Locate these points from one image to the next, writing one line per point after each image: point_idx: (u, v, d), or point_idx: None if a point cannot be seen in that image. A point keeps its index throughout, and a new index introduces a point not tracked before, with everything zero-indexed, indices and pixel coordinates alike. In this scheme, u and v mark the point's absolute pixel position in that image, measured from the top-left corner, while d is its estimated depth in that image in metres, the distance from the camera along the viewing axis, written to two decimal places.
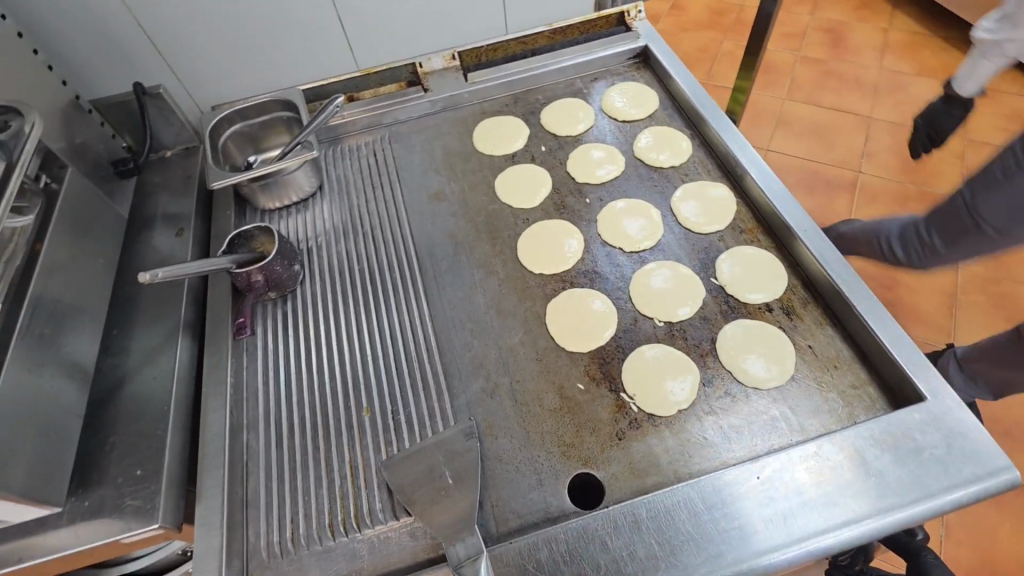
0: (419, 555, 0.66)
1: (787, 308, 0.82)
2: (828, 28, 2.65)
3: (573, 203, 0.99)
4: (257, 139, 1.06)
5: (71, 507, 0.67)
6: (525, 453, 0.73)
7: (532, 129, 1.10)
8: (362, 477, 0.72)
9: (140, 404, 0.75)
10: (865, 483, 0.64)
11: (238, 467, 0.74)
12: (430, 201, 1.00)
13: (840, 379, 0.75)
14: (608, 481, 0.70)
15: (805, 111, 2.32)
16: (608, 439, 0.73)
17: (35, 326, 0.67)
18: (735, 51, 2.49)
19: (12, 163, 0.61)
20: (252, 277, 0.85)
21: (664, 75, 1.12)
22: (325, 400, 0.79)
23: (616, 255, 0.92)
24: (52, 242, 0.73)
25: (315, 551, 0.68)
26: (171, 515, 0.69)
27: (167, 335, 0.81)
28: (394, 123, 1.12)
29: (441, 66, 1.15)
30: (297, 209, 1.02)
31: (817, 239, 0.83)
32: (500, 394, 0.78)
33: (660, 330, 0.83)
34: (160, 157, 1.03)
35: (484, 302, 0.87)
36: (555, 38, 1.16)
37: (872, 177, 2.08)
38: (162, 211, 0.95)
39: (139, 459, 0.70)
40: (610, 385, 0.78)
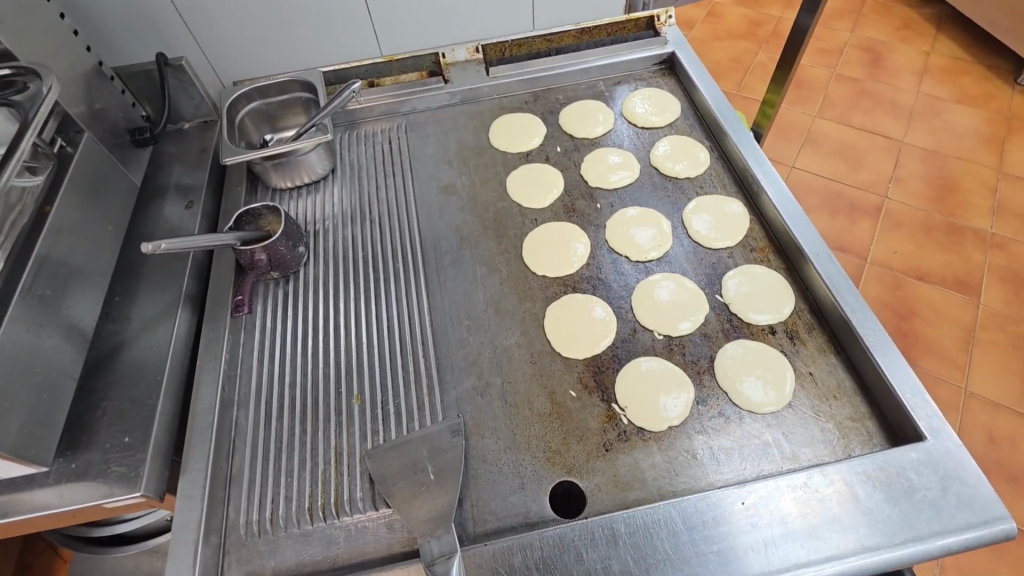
0: (394, 548, 0.67)
1: (791, 332, 0.80)
2: (866, 47, 2.59)
3: (583, 207, 0.98)
4: (274, 118, 1.06)
5: (58, 468, 0.68)
6: (509, 456, 0.72)
7: (549, 129, 1.09)
8: (345, 464, 0.72)
9: (135, 372, 0.75)
10: (852, 520, 0.62)
11: (225, 443, 0.74)
12: (439, 193, 1.00)
13: (838, 410, 0.73)
14: (590, 491, 0.69)
15: (835, 130, 2.27)
16: (595, 449, 0.72)
17: (37, 286, 0.68)
18: (768, 63, 2.44)
19: (26, 123, 0.62)
20: (256, 255, 0.85)
21: (689, 84, 1.10)
22: (317, 384, 0.79)
23: (621, 263, 0.90)
24: (62, 205, 0.73)
25: (292, 534, 0.68)
26: (155, 484, 0.69)
27: (167, 306, 0.82)
28: (412, 112, 1.12)
29: (464, 58, 1.14)
30: (308, 190, 1.02)
31: (828, 263, 0.81)
32: (491, 393, 0.77)
33: (659, 343, 0.81)
34: (178, 129, 1.04)
35: (483, 300, 0.86)
36: (581, 38, 1.15)
37: (898, 203, 2.03)
38: (176, 181, 0.96)
39: (129, 427, 0.71)
40: (602, 394, 0.77)
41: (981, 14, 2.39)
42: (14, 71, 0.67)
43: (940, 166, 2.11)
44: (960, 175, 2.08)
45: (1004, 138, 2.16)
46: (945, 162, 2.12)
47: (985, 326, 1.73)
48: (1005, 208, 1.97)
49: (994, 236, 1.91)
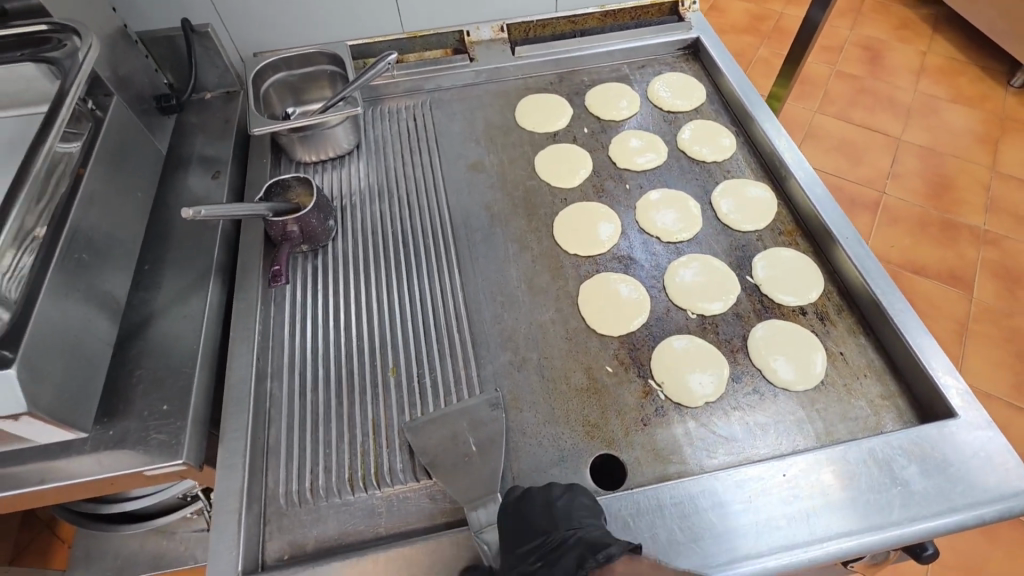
0: (436, 517, 0.67)
1: (821, 313, 0.82)
2: (865, 45, 2.62)
3: (612, 187, 0.98)
4: (299, 91, 1.04)
5: (95, 435, 0.66)
6: (548, 429, 0.73)
7: (575, 110, 1.09)
8: (384, 436, 0.72)
9: (169, 342, 0.74)
10: (890, 491, 0.64)
11: (261, 414, 0.74)
12: (467, 171, 0.99)
13: (868, 388, 0.75)
14: (630, 463, 0.70)
15: (835, 127, 2.30)
16: (633, 423, 0.73)
17: (74, 251, 0.66)
18: (771, 58, 2.46)
19: (65, 90, 0.59)
20: (288, 227, 0.84)
21: (713, 68, 1.11)
22: (351, 356, 0.79)
23: (652, 244, 0.91)
24: (94, 170, 0.71)
25: (333, 504, 0.68)
26: (195, 453, 0.68)
27: (198, 277, 0.81)
28: (436, 90, 1.11)
29: (489, 38, 1.14)
30: (334, 165, 1.01)
31: (857, 246, 0.83)
32: (528, 368, 0.78)
33: (692, 322, 0.82)
34: (200, 99, 1.01)
35: (517, 277, 0.86)
36: (605, 21, 1.17)
37: (895, 199, 2.07)
38: (199, 152, 0.94)
39: (166, 395, 0.69)
40: (638, 370, 0.78)
41: (978, 17, 2.43)
42: (50, 27, 0.65)
43: (937, 164, 2.15)
44: (956, 173, 2.12)
45: (998, 138, 2.22)
46: (942, 160, 2.16)
47: (977, 318, 1.78)
48: (999, 206, 2.02)
49: (988, 233, 1.96)
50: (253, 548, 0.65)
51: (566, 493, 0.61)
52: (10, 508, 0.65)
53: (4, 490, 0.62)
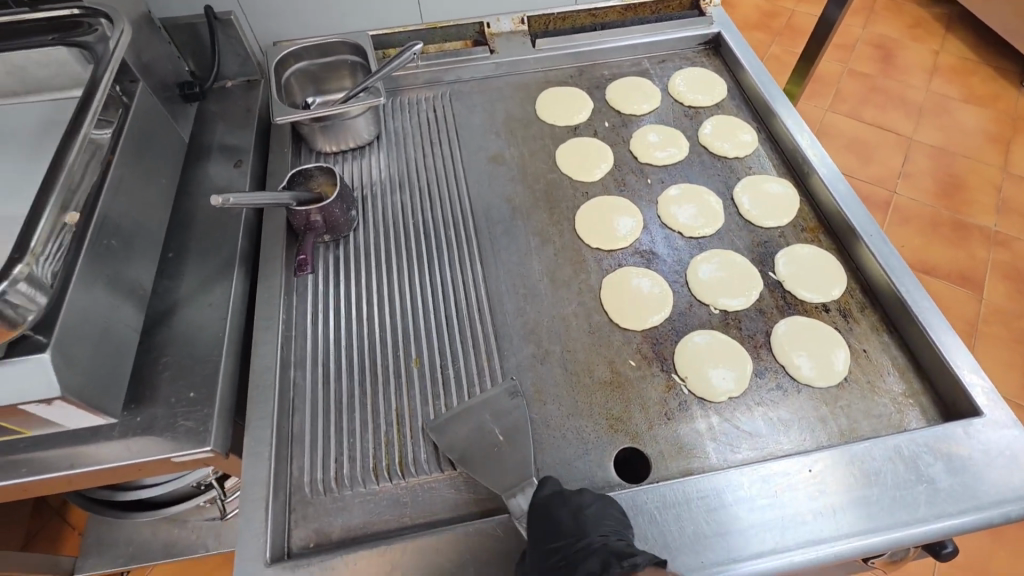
0: (462, 507, 0.67)
1: (844, 311, 0.82)
2: (878, 43, 2.60)
3: (633, 182, 0.97)
4: (320, 80, 1.04)
5: (124, 421, 0.66)
6: (572, 422, 0.73)
7: (596, 104, 1.08)
8: (408, 427, 0.73)
9: (195, 330, 0.74)
10: (916, 488, 0.64)
11: (286, 402, 0.74)
12: (488, 163, 0.99)
13: (892, 386, 0.75)
14: (654, 457, 0.70)
15: (847, 125, 2.29)
16: (657, 417, 0.73)
17: (103, 237, 0.66)
18: (783, 55, 2.45)
19: (97, 79, 0.59)
20: (311, 217, 0.84)
21: (734, 64, 1.11)
22: (374, 346, 0.79)
23: (674, 239, 0.91)
24: (122, 157, 0.71)
25: (358, 493, 0.68)
26: (222, 440, 0.68)
27: (223, 264, 0.81)
28: (455, 81, 1.10)
29: (509, 29, 1.13)
30: (354, 155, 1.01)
31: (881, 244, 0.83)
32: (551, 360, 0.78)
33: (715, 318, 0.82)
34: (221, 87, 1.01)
35: (539, 269, 0.86)
36: (625, 15, 1.16)
37: (906, 199, 2.07)
38: (220, 141, 0.94)
39: (193, 382, 0.69)
40: (661, 365, 0.77)
41: (992, 16, 2.42)
42: (81, 11, 0.64)
43: (948, 164, 2.15)
44: (967, 173, 2.12)
45: (1010, 138, 2.21)
46: (953, 160, 2.16)
47: (987, 319, 1.78)
48: (1010, 206, 2.02)
49: (999, 234, 1.96)
50: (280, 535, 0.65)
51: (598, 500, 0.61)
52: (36, 493, 0.66)
53: (33, 474, 0.63)
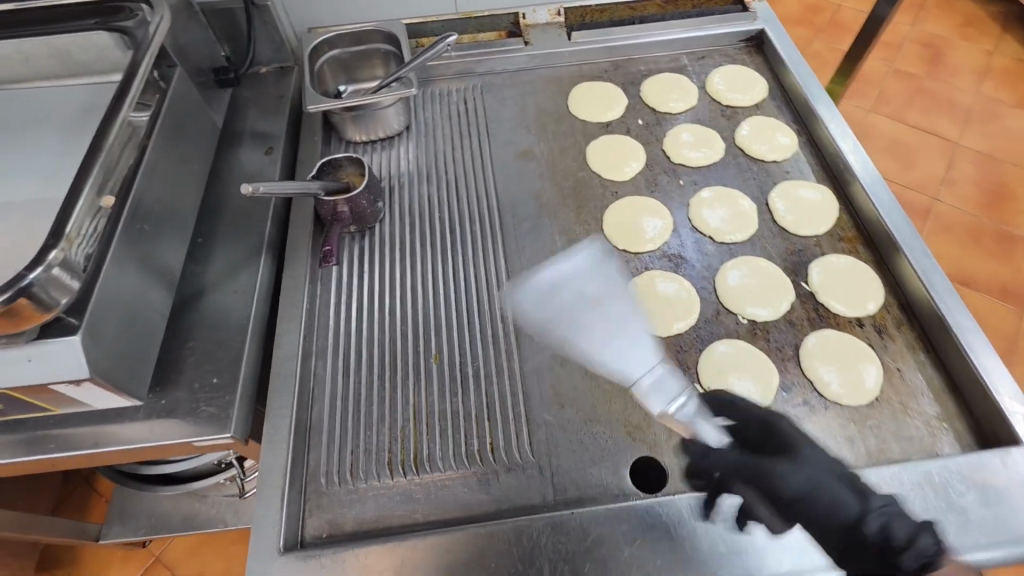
0: (475, 508, 0.67)
1: (880, 326, 0.79)
2: (928, 42, 2.48)
3: (665, 183, 0.95)
4: (352, 68, 1.03)
5: (149, 403, 0.68)
6: (590, 428, 0.72)
7: (630, 101, 1.05)
8: (424, 422, 0.73)
9: (220, 315, 0.75)
10: (946, 517, 0.62)
11: (306, 391, 0.75)
12: (516, 158, 0.97)
13: (927, 408, 0.72)
14: (672, 468, 0.68)
15: (889, 128, 2.19)
16: (676, 428, 0.71)
17: (137, 221, 0.67)
18: (826, 52, 2.36)
19: (135, 65, 0.61)
20: (338, 207, 0.84)
21: (777, 62, 1.07)
22: (395, 340, 0.80)
23: (703, 244, 0.88)
24: (158, 140, 0.72)
25: (373, 486, 0.69)
26: (242, 427, 0.69)
27: (250, 252, 0.82)
28: (488, 73, 1.09)
29: (545, 21, 1.11)
30: (383, 145, 1.01)
31: (923, 258, 0.79)
32: (571, 363, 0.77)
33: (742, 328, 0.80)
34: (255, 73, 1.02)
35: (563, 269, 0.85)
36: (665, 8, 1.12)
37: (949, 206, 1.98)
38: (252, 127, 0.95)
39: (215, 368, 0.71)
40: (684, 374, 0.76)
41: None
42: None
43: (996, 172, 2.05)
44: (1017, 182, 2.02)
45: None
46: (1002, 167, 2.06)
47: None
48: None
49: None
50: (294, 523, 0.66)
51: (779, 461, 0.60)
52: (61, 468, 0.68)
53: (61, 450, 0.65)
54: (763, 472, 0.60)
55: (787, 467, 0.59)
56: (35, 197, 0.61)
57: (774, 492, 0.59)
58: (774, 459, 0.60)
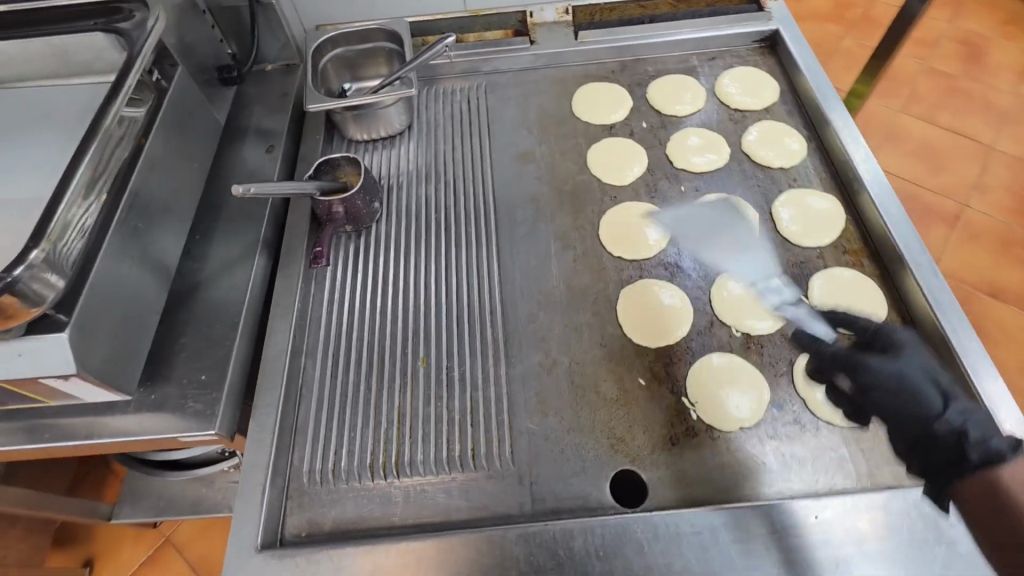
0: (452, 514, 0.68)
1: None
2: (965, 39, 2.37)
3: (665, 188, 0.93)
4: (356, 66, 1.03)
5: (139, 397, 0.70)
6: (572, 438, 0.71)
7: (635, 102, 1.03)
8: (407, 425, 0.73)
9: (212, 313, 0.77)
10: (931, 549, 0.61)
11: (294, 389, 0.76)
12: (516, 160, 0.96)
13: None
14: (652, 483, 0.68)
15: (920, 130, 2.10)
16: (660, 442, 0.70)
17: (130, 219, 0.68)
18: (857, 49, 2.27)
19: (134, 54, 0.63)
20: (333, 208, 0.85)
21: (790, 65, 1.03)
22: (384, 342, 0.80)
23: (702, 252, 0.86)
24: (155, 138, 0.73)
25: (353, 488, 0.70)
26: (228, 424, 0.71)
27: (245, 250, 0.83)
28: (492, 72, 1.08)
29: (553, 19, 1.09)
30: (384, 145, 1.01)
31: (930, 275, 0.76)
32: (557, 372, 0.76)
33: (736, 342, 0.78)
34: (260, 70, 1.03)
35: (556, 275, 0.84)
36: (677, 7, 1.10)
37: (980, 213, 1.90)
38: (256, 124, 0.97)
39: (204, 365, 0.72)
40: (672, 387, 0.74)
41: None
42: None
43: None
44: None
45: None
46: None
47: None
48: None
49: None
50: (274, 521, 0.67)
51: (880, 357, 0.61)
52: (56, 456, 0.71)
53: (55, 440, 0.67)
54: (858, 365, 0.62)
55: (884, 361, 0.60)
56: (31, 196, 0.63)
57: (865, 382, 0.60)
58: (871, 354, 0.62)
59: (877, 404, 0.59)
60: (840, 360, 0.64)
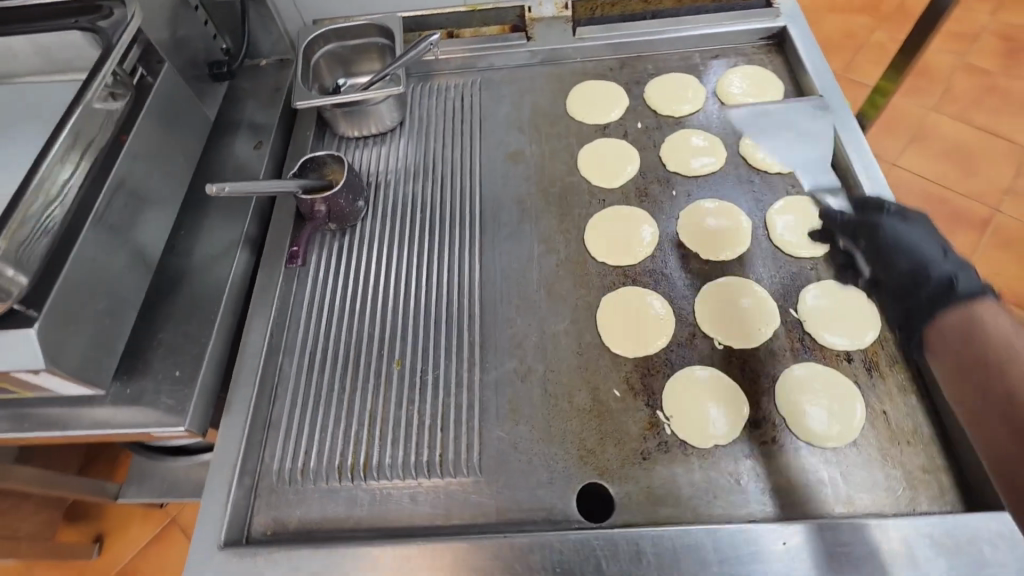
0: (416, 519, 0.67)
1: (870, 362, 0.73)
2: (1007, 34, 2.20)
3: (656, 192, 0.90)
4: (349, 62, 1.03)
5: (115, 391, 0.71)
6: (542, 448, 0.70)
7: (632, 101, 1.00)
8: (378, 428, 0.73)
9: (191, 309, 0.78)
10: None
11: (268, 387, 0.77)
12: (505, 160, 0.95)
13: (909, 458, 0.66)
14: (620, 498, 0.66)
15: (951, 129, 1.99)
16: (631, 455, 0.69)
17: (109, 216, 0.68)
18: (886, 44, 2.17)
19: (109, 49, 0.64)
20: (315, 206, 0.84)
21: (797, 65, 0.99)
22: (360, 342, 0.80)
23: (690, 259, 0.83)
24: (136, 134, 0.73)
25: (320, 489, 0.70)
26: (198, 421, 0.71)
27: (228, 246, 0.84)
28: (488, 69, 1.06)
29: (552, 15, 1.07)
30: (375, 141, 1.00)
31: None
32: (531, 379, 0.75)
33: (718, 354, 0.75)
34: (255, 65, 1.04)
35: (537, 280, 0.83)
36: (682, 2, 1.06)
37: (1011, 219, 1.80)
38: (248, 119, 0.97)
39: (179, 361, 0.74)
40: (648, 399, 0.72)
41: None
42: None
43: None
44: None
45: None
46: None
47: None
48: None
49: None
50: (240, 519, 0.68)
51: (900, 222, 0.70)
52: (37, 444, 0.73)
53: (33, 430, 0.69)
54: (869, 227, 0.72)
55: (895, 222, 0.70)
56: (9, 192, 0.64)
57: (877, 239, 0.70)
58: (888, 218, 0.71)
59: (884, 254, 0.69)
60: (860, 230, 0.73)
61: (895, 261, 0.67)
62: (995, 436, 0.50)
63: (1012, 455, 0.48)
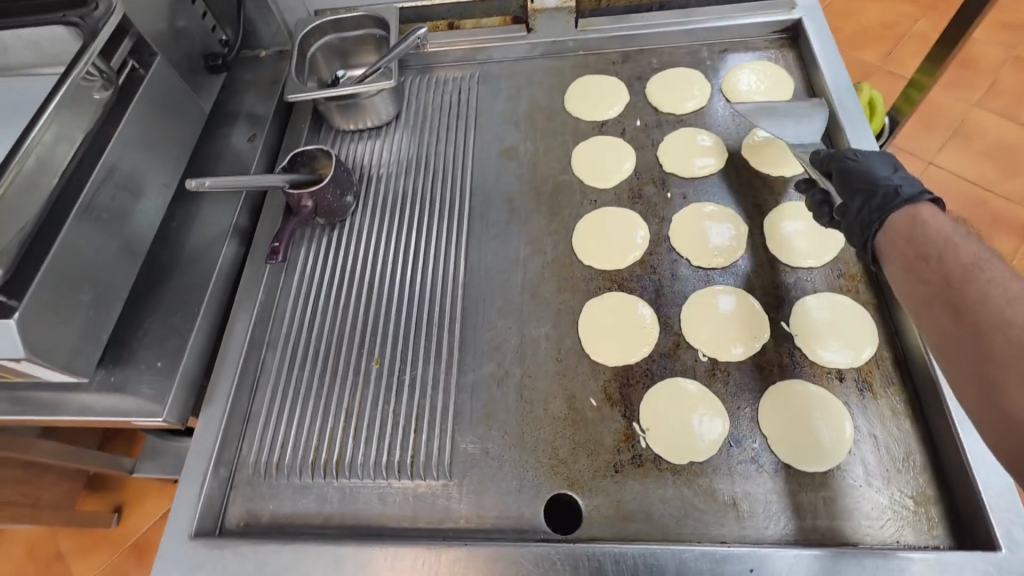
0: (384, 520, 0.67)
1: (863, 381, 0.69)
2: None
3: (650, 193, 0.87)
4: (346, 54, 1.02)
5: (99, 379, 0.73)
6: (514, 455, 0.69)
7: (633, 97, 0.97)
8: (353, 426, 0.73)
9: (177, 300, 0.79)
10: None
11: (249, 380, 0.78)
12: (498, 157, 0.93)
13: (897, 486, 0.63)
14: (588, 510, 0.65)
15: (995, 126, 1.86)
16: (603, 467, 0.67)
17: (94, 209, 0.69)
18: (929, 33, 2.05)
19: (88, 43, 0.64)
20: (303, 201, 0.84)
21: (810, 61, 0.94)
22: (341, 339, 0.80)
23: (680, 265, 0.80)
24: (125, 127, 0.73)
25: (293, 484, 0.71)
26: (177, 412, 0.73)
27: (217, 240, 0.85)
28: (488, 62, 1.04)
29: (555, 5, 1.02)
30: (370, 135, 0.99)
31: None
32: (508, 384, 0.74)
33: (702, 365, 0.73)
34: (254, 56, 1.04)
35: (521, 282, 0.81)
36: None
37: None
38: (245, 111, 0.98)
39: (162, 353, 0.75)
40: (624, 410, 0.70)
41: None
42: None
43: None
44: None
45: None
46: None
47: None
48: None
49: None
50: (214, 510, 0.70)
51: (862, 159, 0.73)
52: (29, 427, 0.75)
53: (22, 414, 0.72)
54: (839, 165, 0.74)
55: (856, 158, 0.73)
56: None
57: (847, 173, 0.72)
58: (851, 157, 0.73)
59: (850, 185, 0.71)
60: (829, 161, 0.76)
61: (855, 184, 0.70)
62: (942, 321, 0.55)
63: (954, 335, 0.53)
